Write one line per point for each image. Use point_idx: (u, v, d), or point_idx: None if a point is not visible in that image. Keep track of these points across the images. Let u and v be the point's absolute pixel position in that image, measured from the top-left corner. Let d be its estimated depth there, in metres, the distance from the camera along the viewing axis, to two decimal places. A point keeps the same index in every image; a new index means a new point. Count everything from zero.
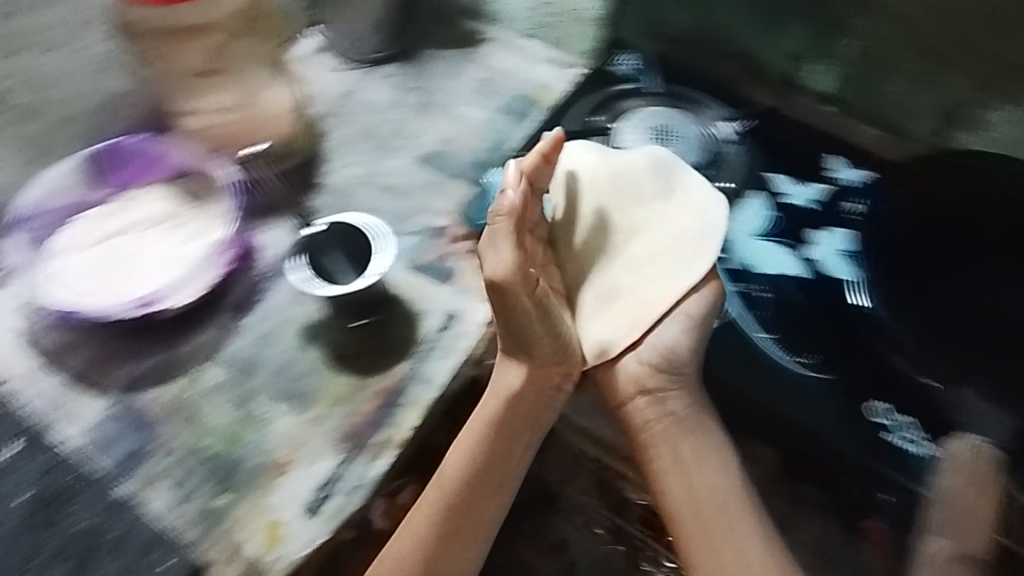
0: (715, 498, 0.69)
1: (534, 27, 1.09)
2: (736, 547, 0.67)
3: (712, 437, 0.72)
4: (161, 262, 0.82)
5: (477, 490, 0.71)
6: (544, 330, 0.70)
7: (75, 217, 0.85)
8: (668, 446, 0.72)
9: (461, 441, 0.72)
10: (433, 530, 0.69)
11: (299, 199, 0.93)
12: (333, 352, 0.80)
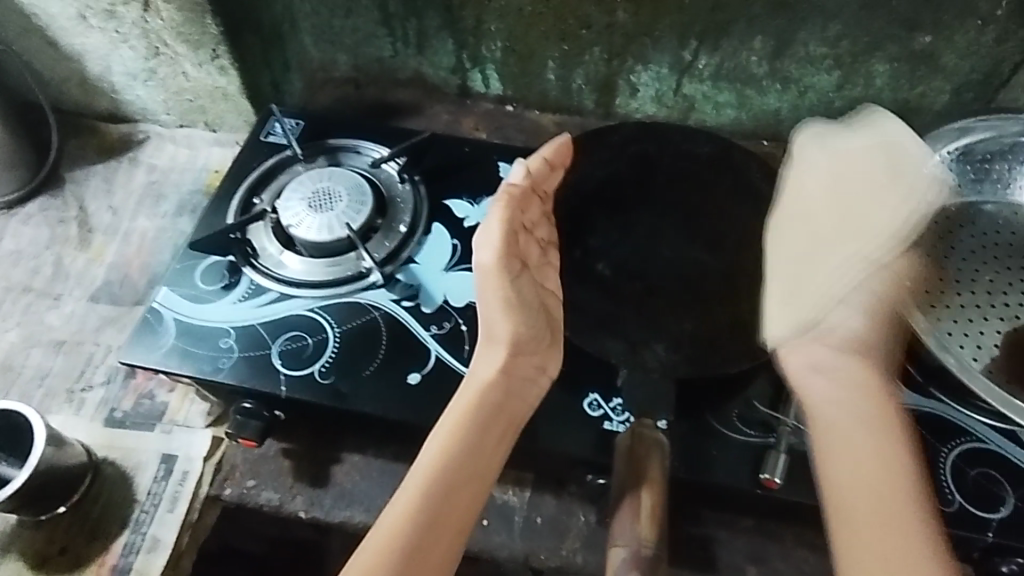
0: (845, 433, 0.62)
1: (175, 118, 1.03)
2: (852, 476, 0.58)
3: (829, 386, 0.67)
4: None
5: (467, 477, 0.60)
6: (519, 316, 0.69)
7: None
8: (815, 390, 0.67)
9: (447, 421, 0.63)
10: (420, 513, 0.57)
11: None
12: (31, 556, 0.70)
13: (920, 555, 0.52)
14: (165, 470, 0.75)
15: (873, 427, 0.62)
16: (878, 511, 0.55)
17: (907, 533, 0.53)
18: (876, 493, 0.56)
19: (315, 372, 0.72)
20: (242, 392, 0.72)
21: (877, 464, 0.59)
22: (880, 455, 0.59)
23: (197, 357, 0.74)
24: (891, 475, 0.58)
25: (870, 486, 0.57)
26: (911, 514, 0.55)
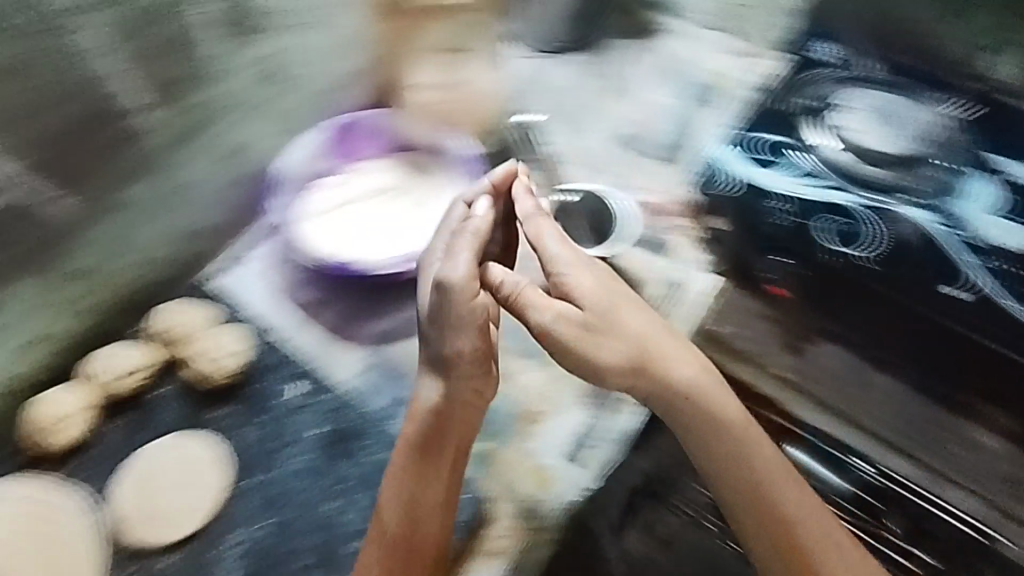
0: (704, 400, 0.68)
1: (710, 19, 1.09)
2: (733, 472, 0.67)
3: (677, 348, 0.70)
4: (415, 227, 0.86)
5: (437, 494, 0.65)
6: (458, 385, 0.67)
7: (315, 181, 0.88)
8: (676, 368, 0.69)
9: (399, 471, 0.66)
10: (434, 517, 0.65)
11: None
12: None
13: (783, 509, 0.65)
14: (675, 298, 0.85)
15: (696, 388, 0.68)
16: (767, 504, 0.65)
17: (786, 505, 0.65)
18: (749, 475, 0.67)
19: (852, 252, 0.86)
20: (778, 250, 0.87)
21: (737, 444, 0.67)
22: (738, 436, 0.68)
23: (744, 207, 0.91)
24: (751, 443, 0.68)
25: (742, 471, 0.67)
26: (786, 492, 0.66)
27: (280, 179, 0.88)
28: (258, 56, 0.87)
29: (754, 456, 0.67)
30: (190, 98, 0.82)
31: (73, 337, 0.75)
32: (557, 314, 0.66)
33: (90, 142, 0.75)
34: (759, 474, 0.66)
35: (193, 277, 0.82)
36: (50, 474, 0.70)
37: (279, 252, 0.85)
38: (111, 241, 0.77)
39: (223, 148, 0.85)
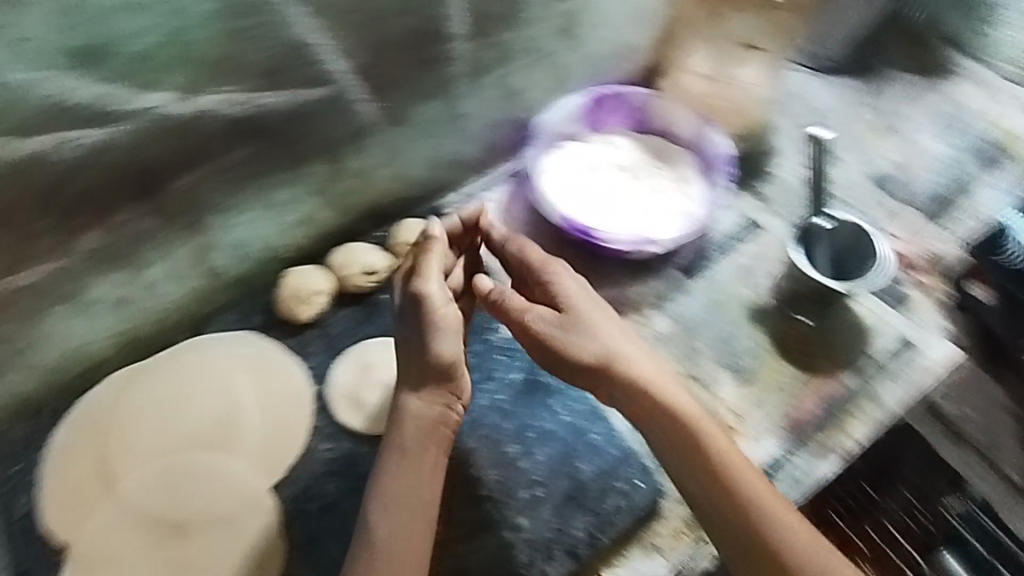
0: (670, 418, 0.62)
1: (1019, 72, 0.98)
2: (708, 492, 0.61)
3: (634, 346, 0.65)
4: (652, 211, 0.86)
5: (424, 494, 0.60)
6: (437, 401, 0.62)
7: (564, 142, 0.89)
8: (638, 366, 0.63)
9: (394, 455, 0.60)
10: (416, 521, 0.59)
11: (748, 184, 0.93)
12: (775, 341, 0.81)
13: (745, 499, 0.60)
14: (908, 354, 0.79)
15: (655, 388, 0.62)
16: (731, 501, 0.60)
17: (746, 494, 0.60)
18: (724, 490, 0.60)
19: None
20: None
21: (693, 443, 0.61)
22: (699, 439, 0.61)
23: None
24: (713, 438, 0.62)
25: (716, 485, 0.60)
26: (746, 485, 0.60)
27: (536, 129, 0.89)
28: (566, 13, 0.79)
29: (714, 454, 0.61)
30: (502, 38, 0.75)
31: (326, 227, 0.79)
32: (534, 315, 0.65)
33: (408, 62, 0.69)
34: (730, 477, 0.61)
35: (439, 199, 0.88)
36: (282, 339, 0.77)
37: (517, 195, 0.90)
38: (382, 154, 0.76)
39: (503, 88, 0.81)
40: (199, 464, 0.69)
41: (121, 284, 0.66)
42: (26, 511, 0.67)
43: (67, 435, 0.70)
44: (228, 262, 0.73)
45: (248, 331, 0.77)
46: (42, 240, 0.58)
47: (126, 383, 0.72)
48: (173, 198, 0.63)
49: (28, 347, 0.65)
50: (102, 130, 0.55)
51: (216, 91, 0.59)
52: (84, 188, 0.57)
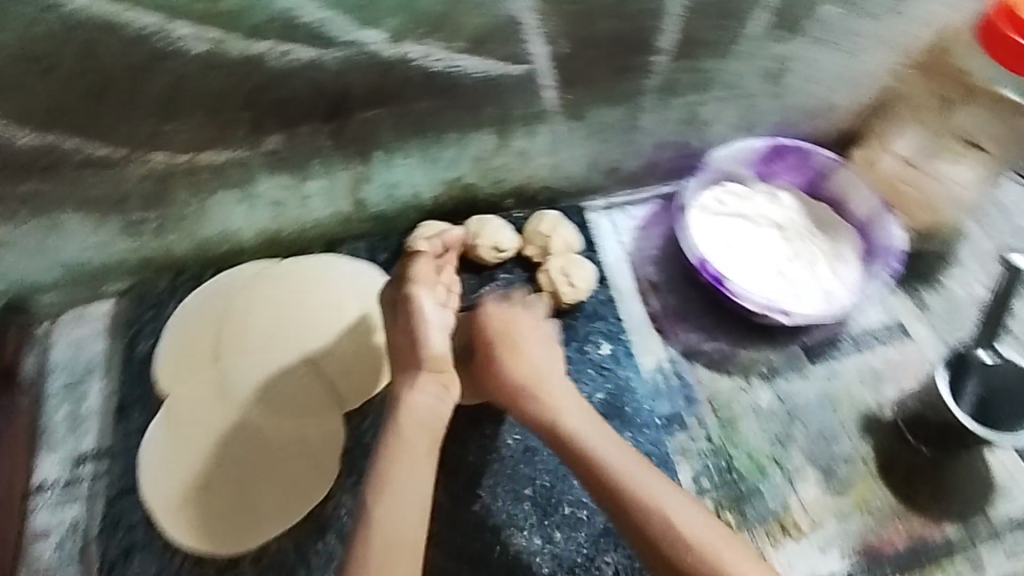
0: (564, 424, 0.64)
1: None
2: (611, 502, 0.60)
3: (550, 356, 0.67)
4: (793, 279, 0.81)
5: (418, 479, 0.59)
6: (428, 395, 0.62)
7: (726, 182, 0.86)
8: (536, 365, 0.66)
9: (389, 442, 0.60)
10: (413, 505, 0.57)
11: (912, 287, 0.85)
12: (880, 458, 0.74)
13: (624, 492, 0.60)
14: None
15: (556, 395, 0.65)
16: (614, 500, 0.60)
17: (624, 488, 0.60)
18: (622, 497, 0.60)
19: None
20: None
21: (583, 455, 0.62)
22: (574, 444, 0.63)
23: None
24: (605, 445, 0.62)
25: (614, 492, 0.60)
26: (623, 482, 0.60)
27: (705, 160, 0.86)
28: (780, 57, 0.75)
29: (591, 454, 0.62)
30: (704, 65, 0.73)
31: (472, 194, 0.81)
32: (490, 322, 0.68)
33: (603, 64, 0.69)
34: (605, 476, 0.61)
35: (584, 199, 0.88)
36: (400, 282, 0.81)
37: (660, 220, 0.89)
38: (547, 143, 0.77)
39: (686, 113, 0.79)
40: (290, 367, 0.74)
41: (282, 188, 0.73)
42: (146, 354, 0.76)
43: (206, 299, 0.78)
44: (377, 198, 0.78)
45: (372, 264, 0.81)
46: (234, 130, 0.65)
47: (257, 275, 0.79)
48: (350, 128, 0.68)
49: (193, 217, 0.73)
50: (314, 51, 0.60)
51: (421, 43, 0.62)
52: (281, 97, 0.63)
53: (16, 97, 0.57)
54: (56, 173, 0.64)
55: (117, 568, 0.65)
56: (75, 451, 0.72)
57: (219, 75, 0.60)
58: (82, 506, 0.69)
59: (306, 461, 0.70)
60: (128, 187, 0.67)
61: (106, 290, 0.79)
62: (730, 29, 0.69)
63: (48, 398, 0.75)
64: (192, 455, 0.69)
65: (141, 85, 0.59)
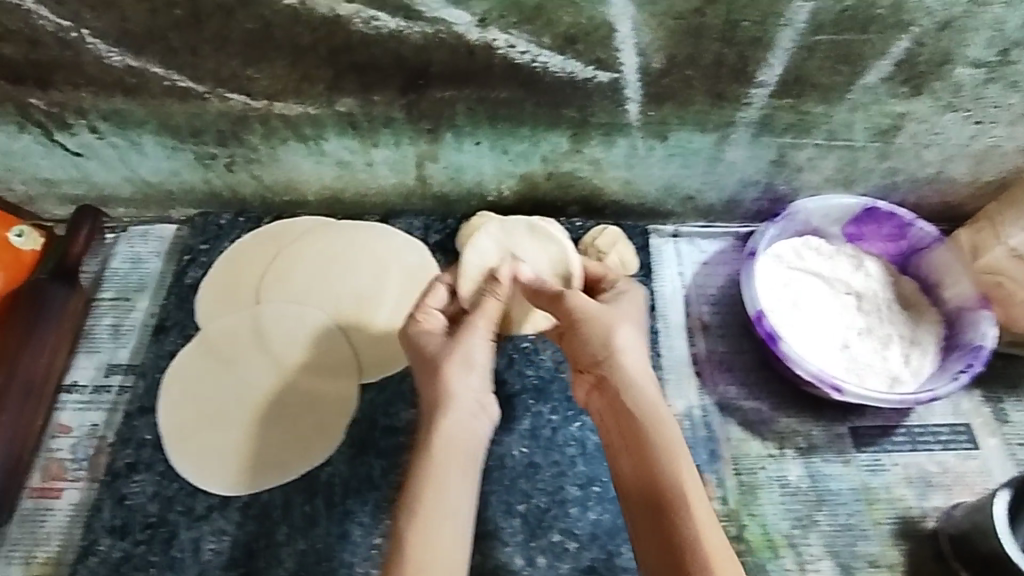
0: (618, 408, 0.60)
1: None
2: (637, 499, 0.56)
3: (631, 342, 0.61)
4: (858, 356, 0.76)
5: (462, 497, 0.54)
6: (474, 407, 0.59)
7: (809, 237, 0.82)
8: (615, 340, 0.61)
9: (421, 461, 0.56)
10: (455, 517, 0.53)
11: (991, 392, 0.77)
12: (908, 569, 0.67)
13: (687, 523, 0.54)
14: None
15: (621, 373, 0.61)
16: (659, 508, 0.55)
17: (686, 520, 0.54)
18: (650, 497, 0.56)
19: None
20: None
21: (631, 444, 0.59)
22: (660, 452, 0.57)
23: None
24: (659, 435, 0.58)
25: (642, 490, 0.56)
26: (692, 513, 0.54)
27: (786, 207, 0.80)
28: (899, 114, 0.67)
29: (671, 471, 0.56)
30: (810, 108, 0.66)
31: (537, 193, 0.79)
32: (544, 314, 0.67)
33: (698, 87, 0.64)
34: (661, 481, 0.56)
35: (653, 222, 0.85)
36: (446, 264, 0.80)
37: (728, 259, 0.84)
38: (623, 157, 0.73)
39: (779, 154, 0.73)
40: (321, 322, 0.75)
41: (349, 151, 0.73)
42: (194, 283, 0.78)
43: (257, 235, 0.80)
44: (440, 179, 0.77)
45: (423, 241, 0.81)
46: (311, 85, 0.65)
47: (313, 228, 0.80)
48: (427, 103, 0.67)
49: (260, 161, 0.75)
50: (400, 21, 0.59)
51: (508, 31, 0.59)
52: (360, 62, 0.62)
53: (114, 15, 0.59)
54: (141, 94, 0.66)
55: (119, 481, 0.67)
56: (110, 359, 0.76)
57: (304, 28, 0.59)
58: (103, 413, 0.73)
59: (315, 418, 0.70)
60: (205, 121, 0.69)
61: (173, 214, 0.84)
62: (846, 77, 0.63)
63: (100, 304, 0.79)
64: (209, 394, 0.71)
65: (229, 24, 0.59)
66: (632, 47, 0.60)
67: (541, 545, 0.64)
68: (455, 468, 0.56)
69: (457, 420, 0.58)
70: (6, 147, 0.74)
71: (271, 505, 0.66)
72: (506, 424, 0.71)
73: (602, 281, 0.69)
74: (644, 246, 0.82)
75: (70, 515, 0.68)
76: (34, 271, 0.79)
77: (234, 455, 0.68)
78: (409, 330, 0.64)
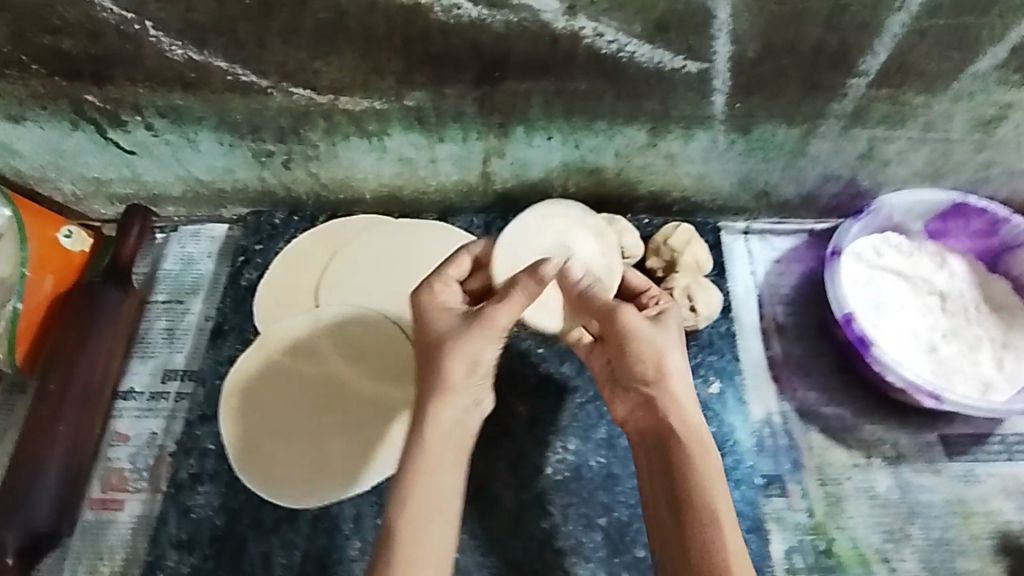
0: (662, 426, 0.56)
1: None
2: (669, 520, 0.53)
3: (683, 363, 0.57)
4: (947, 359, 0.71)
5: (441, 496, 0.53)
6: (466, 399, 0.56)
7: (890, 233, 0.77)
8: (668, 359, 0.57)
9: (409, 457, 0.54)
10: (432, 514, 0.52)
11: None
12: None
13: (718, 555, 0.50)
14: None
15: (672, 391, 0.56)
16: (690, 533, 0.51)
17: (716, 550, 0.50)
18: (683, 519, 0.52)
19: None
20: None
21: (673, 464, 0.54)
22: (698, 475, 0.53)
23: None
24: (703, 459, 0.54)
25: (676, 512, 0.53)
26: (722, 541, 0.50)
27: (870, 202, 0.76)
28: (1004, 103, 0.64)
29: (705, 496, 0.52)
30: (908, 98, 0.63)
31: (604, 190, 0.75)
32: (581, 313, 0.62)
33: (792, 76, 0.60)
34: (697, 507, 0.52)
35: (723, 218, 0.81)
36: None
37: (802, 257, 0.80)
38: (701, 152, 0.70)
39: (868, 147, 0.69)
40: (385, 328, 0.71)
41: (413, 147, 0.69)
42: (250, 284, 0.75)
43: (314, 233, 0.77)
44: (504, 175, 0.74)
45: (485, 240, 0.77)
46: (381, 78, 0.61)
47: (372, 227, 0.77)
48: (500, 96, 0.63)
49: (319, 159, 0.72)
50: (482, 9, 0.55)
51: (597, 19, 0.56)
52: (435, 54, 0.59)
53: (180, 6, 0.56)
54: (202, 89, 0.63)
55: (183, 492, 0.65)
56: (166, 364, 0.73)
57: (379, 18, 0.56)
58: (163, 421, 0.71)
59: (382, 429, 0.67)
60: (265, 117, 0.66)
61: (224, 213, 0.81)
62: (954, 64, 0.60)
63: (153, 307, 0.77)
64: (271, 402, 0.68)
65: (301, 14, 0.56)
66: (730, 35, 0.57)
67: (625, 560, 0.62)
68: (435, 464, 0.54)
69: (450, 411, 0.55)
70: (58, 145, 0.71)
71: (341, 518, 0.64)
72: (581, 432, 0.67)
73: (645, 294, 0.64)
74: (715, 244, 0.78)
75: (134, 528, 0.66)
76: (84, 273, 0.77)
77: (305, 468, 0.66)
78: (424, 301, 0.59)
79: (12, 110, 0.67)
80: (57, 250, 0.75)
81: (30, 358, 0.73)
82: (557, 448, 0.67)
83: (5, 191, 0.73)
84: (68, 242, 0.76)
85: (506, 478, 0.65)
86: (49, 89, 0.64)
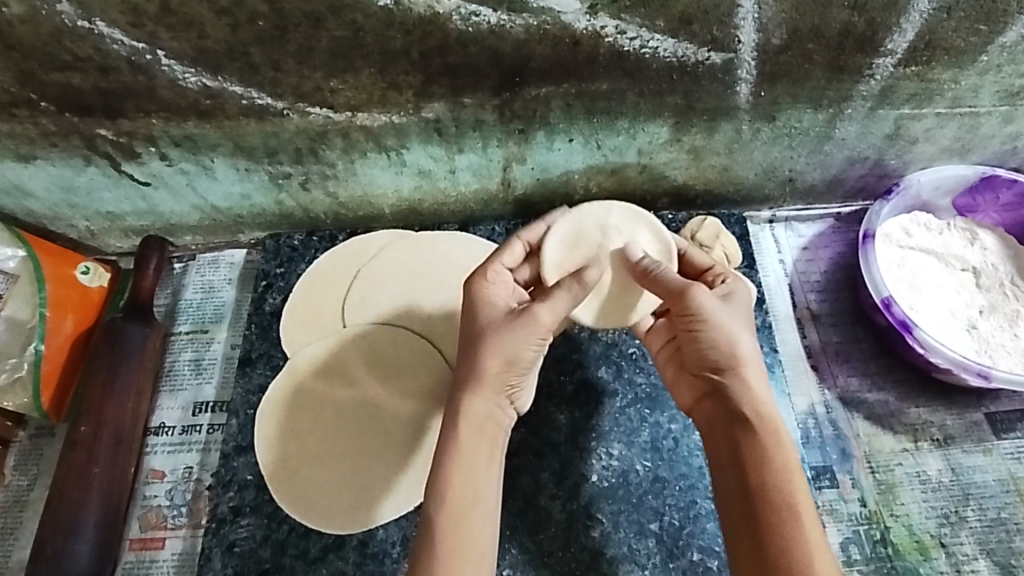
0: (725, 406, 0.55)
1: None
2: (741, 497, 0.52)
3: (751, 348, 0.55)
4: (987, 336, 0.70)
5: (482, 485, 0.52)
6: (494, 391, 0.55)
7: (917, 212, 0.76)
8: (740, 345, 0.55)
9: (449, 448, 0.53)
10: (471, 504, 0.51)
11: None
12: None
13: (795, 540, 0.49)
14: None
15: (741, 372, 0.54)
16: (763, 513, 0.50)
17: (794, 544, 0.49)
18: (755, 499, 0.51)
19: None
20: None
21: (742, 443, 0.53)
22: (774, 466, 0.51)
23: None
24: (774, 443, 0.52)
25: (745, 491, 0.52)
26: (799, 536, 0.49)
27: (897, 181, 0.75)
28: None
29: (785, 489, 0.51)
30: (935, 75, 0.62)
31: (628, 189, 0.74)
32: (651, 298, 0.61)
33: (818, 61, 0.59)
34: (770, 490, 0.51)
35: (747, 209, 0.80)
36: None
37: (829, 242, 0.79)
38: (728, 142, 0.68)
39: (894, 127, 0.68)
40: (415, 341, 0.69)
41: (430, 159, 0.68)
42: (275, 310, 0.74)
43: (333, 254, 0.75)
44: (524, 181, 0.72)
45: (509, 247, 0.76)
46: (398, 92, 0.60)
47: (391, 241, 0.75)
48: (520, 103, 0.62)
49: (336, 177, 0.70)
50: (502, 15, 0.54)
51: (618, 17, 0.54)
52: (454, 63, 0.58)
53: (192, 33, 0.55)
54: (216, 117, 0.62)
55: (225, 527, 0.64)
56: (196, 397, 0.72)
57: (396, 32, 0.55)
58: (197, 455, 0.70)
59: (422, 449, 0.65)
60: (281, 139, 0.65)
61: (242, 238, 0.80)
62: (984, 35, 0.58)
63: (177, 339, 0.75)
64: (303, 431, 0.66)
65: (316, 34, 0.55)
66: (753, 22, 0.55)
67: (680, 566, 0.61)
68: (475, 454, 0.53)
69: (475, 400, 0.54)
70: (71, 183, 0.70)
71: (388, 542, 0.63)
72: (624, 438, 0.66)
73: (708, 273, 0.61)
74: (743, 235, 0.76)
75: (177, 566, 0.65)
76: (103, 310, 0.75)
77: (348, 488, 0.64)
78: (475, 287, 0.57)
79: (23, 150, 0.65)
80: (77, 289, 0.73)
81: (57, 403, 0.71)
82: (601, 456, 0.65)
83: (17, 232, 0.72)
84: (87, 280, 0.74)
85: (552, 489, 0.64)
86: (59, 127, 0.63)
